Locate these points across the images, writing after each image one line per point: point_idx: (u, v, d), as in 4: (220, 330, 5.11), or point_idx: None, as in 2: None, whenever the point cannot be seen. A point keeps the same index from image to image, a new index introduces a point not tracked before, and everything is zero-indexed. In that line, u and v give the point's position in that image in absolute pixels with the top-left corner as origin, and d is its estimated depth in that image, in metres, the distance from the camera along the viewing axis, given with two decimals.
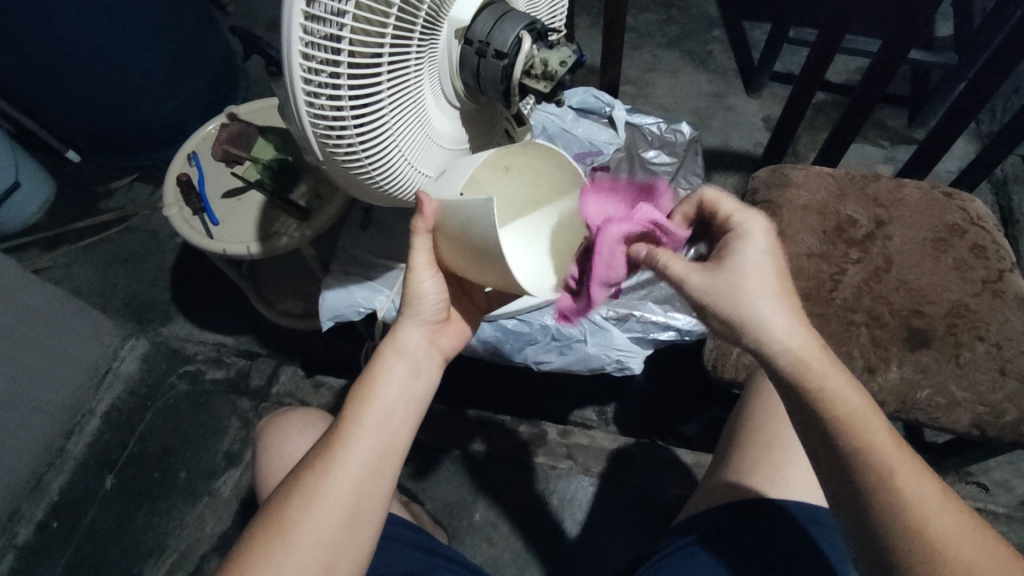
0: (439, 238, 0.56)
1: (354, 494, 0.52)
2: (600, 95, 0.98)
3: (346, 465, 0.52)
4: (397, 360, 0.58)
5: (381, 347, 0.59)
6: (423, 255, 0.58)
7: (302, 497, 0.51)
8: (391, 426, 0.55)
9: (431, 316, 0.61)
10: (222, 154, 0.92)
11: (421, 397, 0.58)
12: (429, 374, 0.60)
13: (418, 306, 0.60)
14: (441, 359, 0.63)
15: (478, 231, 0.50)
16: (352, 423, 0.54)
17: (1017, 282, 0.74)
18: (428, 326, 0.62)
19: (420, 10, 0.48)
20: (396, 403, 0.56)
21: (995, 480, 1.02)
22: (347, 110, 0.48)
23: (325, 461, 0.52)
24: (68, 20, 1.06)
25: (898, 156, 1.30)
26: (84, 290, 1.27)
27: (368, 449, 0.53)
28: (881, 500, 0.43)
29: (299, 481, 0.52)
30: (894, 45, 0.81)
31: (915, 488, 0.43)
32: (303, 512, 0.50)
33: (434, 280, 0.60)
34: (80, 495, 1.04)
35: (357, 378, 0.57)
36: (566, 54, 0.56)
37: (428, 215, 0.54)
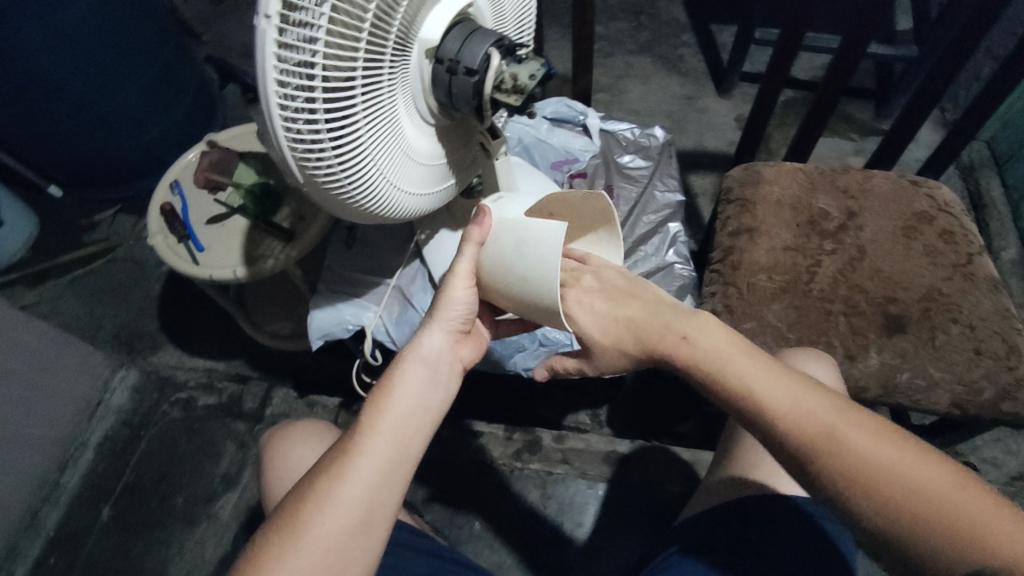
0: (486, 253, 0.60)
1: (367, 499, 0.50)
2: (573, 104, 1.00)
3: (360, 468, 0.50)
4: (417, 365, 0.56)
5: (401, 352, 0.57)
6: (465, 265, 0.59)
7: (316, 500, 0.49)
8: (406, 431, 0.53)
9: (456, 323, 0.60)
10: (204, 182, 0.93)
11: (437, 406, 0.56)
12: (447, 384, 0.58)
13: (448, 313, 0.59)
14: (460, 370, 0.61)
15: (528, 252, 0.57)
16: (368, 427, 0.52)
17: (985, 264, 0.77)
18: (452, 333, 0.60)
19: (390, 33, 0.50)
20: (414, 409, 0.54)
21: (982, 457, 1.05)
22: (323, 132, 0.49)
23: (339, 464, 0.51)
24: (43, 59, 1.07)
25: (868, 147, 1.34)
26: (72, 323, 1.27)
27: (384, 453, 0.51)
28: (855, 484, 0.44)
29: (313, 485, 0.50)
30: (853, 41, 0.84)
31: (875, 452, 0.44)
32: (318, 514, 0.49)
33: (467, 292, 0.60)
34: (78, 529, 1.03)
35: (376, 382, 0.56)
36: (535, 68, 0.57)
37: (485, 227, 0.59)
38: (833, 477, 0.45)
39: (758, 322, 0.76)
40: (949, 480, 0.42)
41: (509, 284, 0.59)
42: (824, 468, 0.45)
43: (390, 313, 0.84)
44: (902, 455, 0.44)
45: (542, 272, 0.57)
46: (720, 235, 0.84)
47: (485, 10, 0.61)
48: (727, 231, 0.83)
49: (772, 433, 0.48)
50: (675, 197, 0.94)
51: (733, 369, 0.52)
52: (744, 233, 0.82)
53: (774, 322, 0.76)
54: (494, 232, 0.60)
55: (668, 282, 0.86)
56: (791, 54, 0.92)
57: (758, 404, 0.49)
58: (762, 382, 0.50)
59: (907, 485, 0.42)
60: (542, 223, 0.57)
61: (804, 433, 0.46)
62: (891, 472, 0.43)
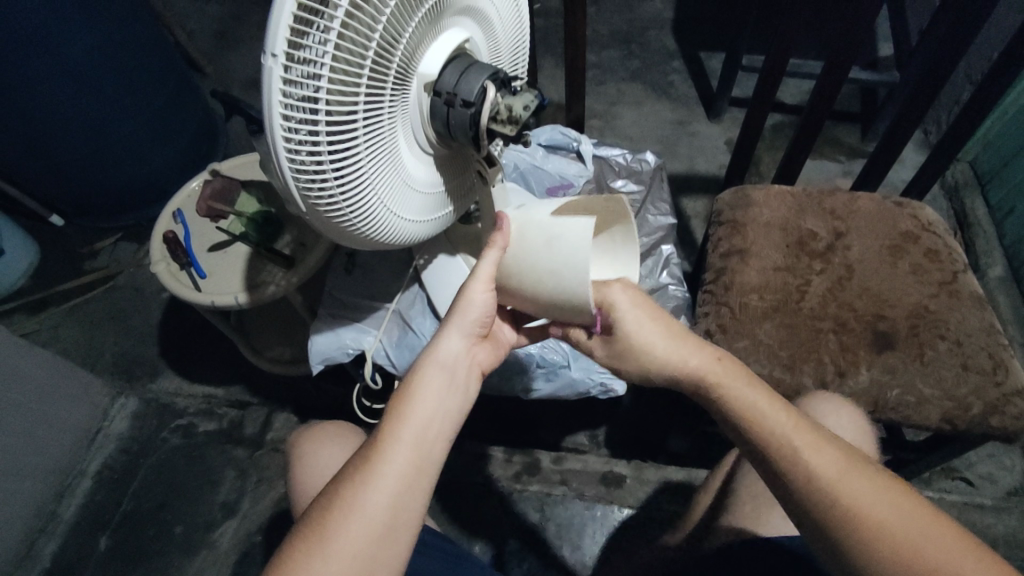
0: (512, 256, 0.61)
1: (391, 505, 0.51)
2: (566, 131, 1.02)
3: (385, 476, 0.51)
4: (437, 370, 0.57)
5: (422, 357, 0.58)
6: (485, 270, 0.60)
7: (341, 508, 0.50)
8: (428, 436, 0.54)
9: (474, 328, 0.61)
10: (206, 210, 0.94)
11: (456, 410, 0.56)
12: (465, 387, 0.58)
13: (463, 318, 0.60)
14: (478, 373, 0.61)
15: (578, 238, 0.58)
16: (390, 434, 0.53)
17: (969, 281, 0.79)
18: (468, 337, 0.61)
19: (391, 67, 0.52)
20: (435, 414, 0.55)
21: (978, 473, 1.05)
22: (326, 162, 0.51)
23: (363, 471, 0.51)
24: (48, 91, 1.10)
25: (855, 169, 1.37)
26: (71, 351, 1.27)
27: (406, 458, 0.52)
28: (835, 515, 0.47)
29: (338, 492, 0.51)
30: (835, 67, 0.87)
31: (861, 491, 0.47)
32: (343, 522, 0.49)
33: (485, 295, 0.61)
34: (75, 559, 1.02)
35: (398, 388, 0.56)
36: (529, 99, 0.60)
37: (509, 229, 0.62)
38: (815, 505, 0.48)
39: (752, 341, 0.77)
40: (925, 529, 0.45)
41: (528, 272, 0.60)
42: (811, 497, 0.48)
43: (389, 337, 0.86)
44: (888, 498, 0.47)
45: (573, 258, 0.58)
46: (711, 256, 0.86)
47: (480, 46, 0.63)
48: (718, 252, 0.85)
49: (767, 458, 0.51)
50: (668, 220, 0.96)
51: (741, 401, 0.54)
52: (735, 254, 0.84)
53: (767, 341, 0.77)
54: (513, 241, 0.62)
55: (662, 304, 0.88)
56: (776, 81, 0.95)
57: (770, 434, 0.51)
58: (768, 413, 0.53)
59: (886, 524, 0.46)
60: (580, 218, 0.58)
61: (794, 464, 0.50)
62: (873, 510, 0.46)
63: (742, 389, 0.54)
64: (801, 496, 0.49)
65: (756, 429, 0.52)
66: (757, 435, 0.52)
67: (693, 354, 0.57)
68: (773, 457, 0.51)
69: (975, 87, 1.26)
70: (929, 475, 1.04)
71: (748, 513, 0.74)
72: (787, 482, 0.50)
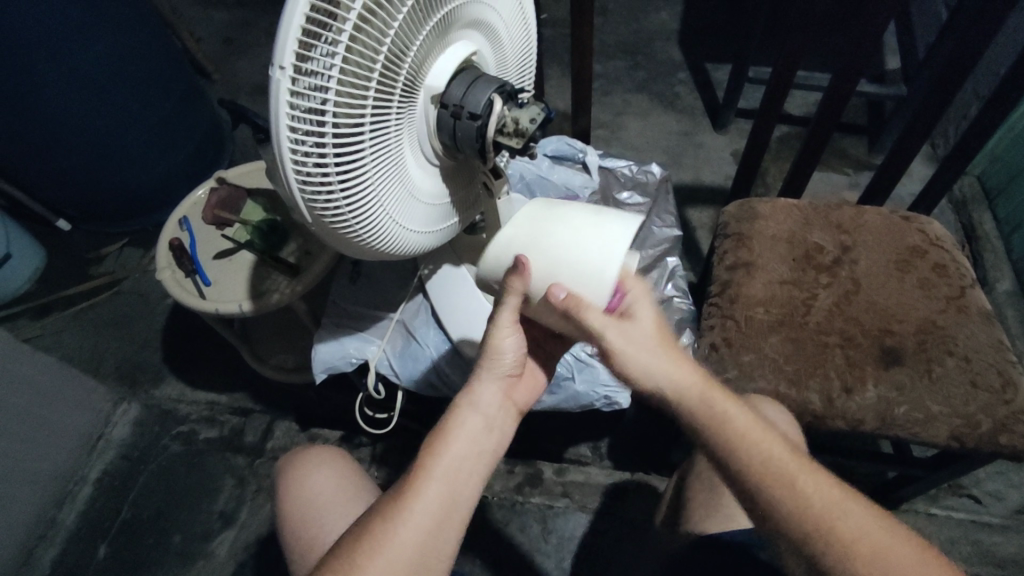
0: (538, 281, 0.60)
1: (420, 545, 0.51)
2: (572, 142, 1.02)
3: (415, 515, 0.52)
4: (471, 411, 0.58)
5: (457, 401, 0.59)
6: (509, 313, 0.59)
7: (369, 543, 0.51)
8: (460, 476, 0.54)
9: (507, 369, 0.61)
10: (211, 218, 0.95)
11: (491, 451, 0.57)
12: (501, 430, 0.59)
13: (497, 362, 0.60)
14: (515, 414, 0.61)
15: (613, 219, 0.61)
16: (423, 471, 0.54)
17: (978, 297, 0.79)
18: (503, 379, 0.61)
19: (398, 79, 0.52)
20: (467, 454, 0.56)
21: (986, 491, 1.04)
22: (332, 174, 0.51)
23: (394, 507, 0.52)
24: (57, 98, 1.11)
25: (861, 182, 1.37)
26: (75, 356, 1.27)
27: (437, 497, 0.53)
28: (813, 531, 0.50)
29: (368, 526, 0.52)
30: (842, 81, 0.87)
31: (839, 509, 0.50)
32: (370, 558, 0.50)
33: (514, 337, 0.59)
34: (74, 566, 1.02)
35: (433, 428, 0.58)
36: (536, 112, 0.60)
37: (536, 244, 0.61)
38: (796, 522, 0.51)
39: (757, 354, 0.77)
40: (900, 548, 0.49)
41: (542, 243, 0.60)
42: (793, 514, 0.51)
43: (393, 347, 0.85)
44: (863, 516, 0.50)
45: (601, 232, 0.59)
46: (717, 268, 0.86)
47: (488, 59, 0.64)
48: (724, 265, 0.85)
49: (751, 476, 0.53)
50: (673, 232, 0.96)
51: (727, 420, 0.55)
52: (741, 267, 0.83)
53: (773, 355, 0.77)
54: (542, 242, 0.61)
55: (667, 316, 0.88)
56: (783, 93, 0.95)
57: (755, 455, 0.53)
58: (754, 432, 0.55)
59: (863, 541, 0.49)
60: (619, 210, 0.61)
61: (777, 481, 0.52)
62: (851, 530, 0.49)
63: (732, 409, 0.56)
64: (782, 512, 0.51)
65: (740, 446, 0.54)
66: (741, 454, 0.54)
67: (686, 371, 0.57)
68: (755, 475, 0.53)
69: (983, 101, 1.26)
70: (935, 491, 1.03)
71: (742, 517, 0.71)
72: (768, 499, 0.52)
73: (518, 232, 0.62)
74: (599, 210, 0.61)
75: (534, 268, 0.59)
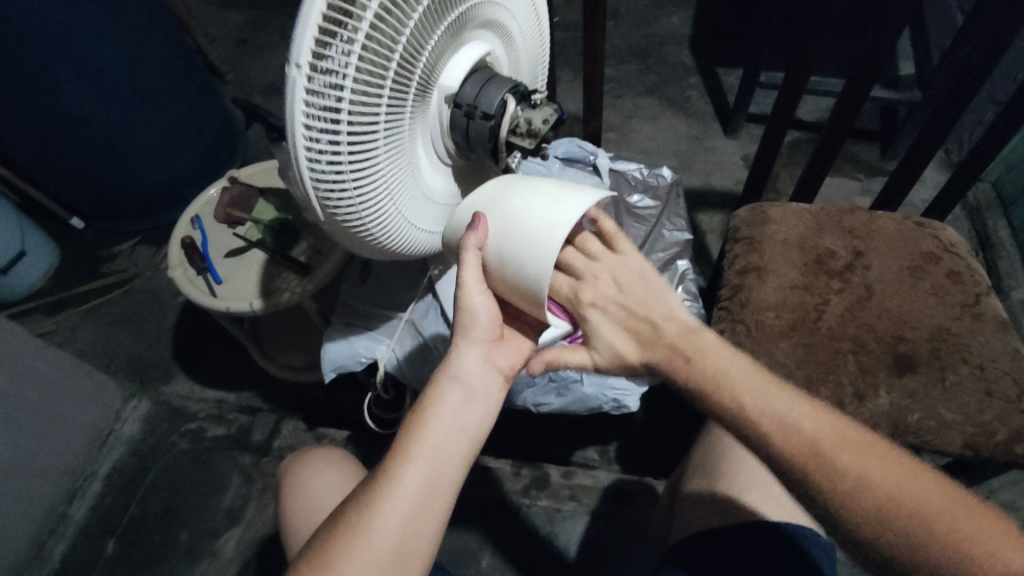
0: (490, 253, 0.58)
1: (398, 530, 0.51)
2: (583, 144, 1.02)
3: (395, 498, 0.51)
4: (452, 387, 0.57)
5: (437, 376, 0.58)
6: (473, 272, 0.59)
7: (347, 529, 0.51)
8: (440, 456, 0.54)
9: (483, 333, 0.60)
10: (223, 217, 0.95)
11: (474, 426, 0.56)
12: (485, 401, 0.58)
13: (471, 326, 0.60)
14: (501, 380, 0.60)
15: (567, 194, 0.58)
16: (401, 454, 0.53)
17: (993, 304, 0.78)
18: (483, 345, 0.60)
19: (413, 79, 0.52)
20: (449, 433, 0.55)
21: (999, 501, 1.03)
22: (345, 171, 0.51)
23: (370, 494, 0.52)
24: (74, 96, 1.12)
25: (874, 187, 1.36)
26: (87, 353, 1.28)
27: (417, 478, 0.52)
28: (858, 501, 0.47)
29: (346, 515, 0.52)
30: (857, 85, 0.86)
31: (868, 468, 0.47)
32: (349, 545, 0.50)
33: (484, 297, 0.60)
34: (82, 562, 1.03)
35: (415, 406, 0.57)
36: (549, 113, 0.61)
37: (484, 231, 0.58)
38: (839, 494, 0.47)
39: (768, 359, 0.76)
40: (941, 495, 0.46)
41: (503, 203, 0.59)
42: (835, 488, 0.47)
43: (401, 346, 0.85)
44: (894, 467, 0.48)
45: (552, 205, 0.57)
46: (728, 273, 0.85)
47: (501, 60, 0.64)
48: (735, 270, 0.84)
49: (786, 455, 0.50)
50: (684, 235, 0.95)
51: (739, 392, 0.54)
52: (752, 271, 0.83)
53: (784, 360, 0.76)
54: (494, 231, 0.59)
55: None
56: (796, 98, 0.95)
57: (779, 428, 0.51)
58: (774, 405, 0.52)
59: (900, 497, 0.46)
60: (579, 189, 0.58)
61: (810, 453, 0.49)
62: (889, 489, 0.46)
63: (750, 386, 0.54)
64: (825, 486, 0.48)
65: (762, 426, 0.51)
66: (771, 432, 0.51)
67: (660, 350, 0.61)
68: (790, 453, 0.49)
69: (999, 108, 1.25)
70: None
71: None
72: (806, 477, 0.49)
73: (483, 194, 0.62)
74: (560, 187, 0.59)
75: (490, 225, 0.58)
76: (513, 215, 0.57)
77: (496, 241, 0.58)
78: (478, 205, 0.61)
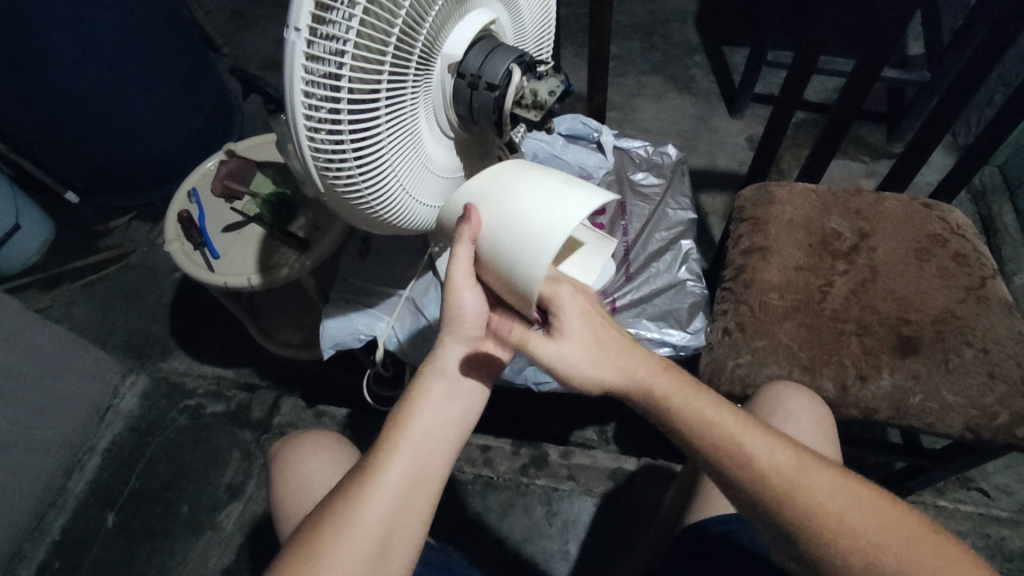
0: (483, 249, 0.56)
1: (384, 522, 0.51)
2: (587, 121, 1.00)
3: (378, 491, 0.51)
4: (434, 381, 0.57)
5: (421, 369, 0.58)
6: (463, 265, 0.56)
7: (332, 523, 0.50)
8: (425, 448, 0.54)
9: (469, 332, 0.59)
10: (221, 190, 0.94)
11: (457, 420, 0.56)
12: (467, 398, 0.58)
13: (458, 323, 0.58)
14: (484, 378, 0.60)
15: (570, 194, 0.54)
16: (385, 447, 0.53)
17: (998, 287, 0.77)
18: (468, 344, 0.59)
19: (415, 47, 0.51)
20: (431, 427, 0.55)
21: (994, 485, 1.04)
22: (346, 142, 0.50)
23: (356, 488, 0.52)
24: (65, 67, 1.09)
25: (879, 170, 1.34)
26: (84, 328, 1.27)
27: (401, 472, 0.52)
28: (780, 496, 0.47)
29: (329, 509, 0.51)
30: (867, 63, 0.84)
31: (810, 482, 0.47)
32: (334, 540, 0.49)
33: (473, 291, 0.58)
34: (81, 535, 1.03)
35: (396, 404, 0.57)
36: (555, 84, 0.59)
37: (475, 224, 0.56)
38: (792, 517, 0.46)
39: (770, 340, 0.76)
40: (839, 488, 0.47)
41: (499, 195, 0.56)
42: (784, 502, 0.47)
43: (402, 324, 0.84)
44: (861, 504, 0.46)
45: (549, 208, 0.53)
46: (732, 253, 0.84)
47: (506, 29, 0.62)
48: (740, 250, 0.83)
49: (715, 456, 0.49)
50: (688, 215, 0.94)
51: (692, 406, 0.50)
52: (757, 251, 0.82)
53: (787, 341, 0.76)
54: (486, 225, 0.56)
55: (680, 300, 0.86)
56: (805, 77, 0.93)
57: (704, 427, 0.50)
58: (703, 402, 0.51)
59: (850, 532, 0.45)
60: (587, 188, 0.56)
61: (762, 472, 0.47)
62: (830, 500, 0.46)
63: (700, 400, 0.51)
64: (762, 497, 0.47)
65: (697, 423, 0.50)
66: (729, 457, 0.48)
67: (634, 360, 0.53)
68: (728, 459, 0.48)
69: (1009, 90, 1.24)
70: (944, 484, 1.03)
71: None
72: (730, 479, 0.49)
73: (483, 181, 0.59)
74: (569, 183, 0.56)
75: (483, 217, 0.56)
76: (511, 205, 0.55)
77: (489, 232, 0.55)
78: (473, 196, 0.58)
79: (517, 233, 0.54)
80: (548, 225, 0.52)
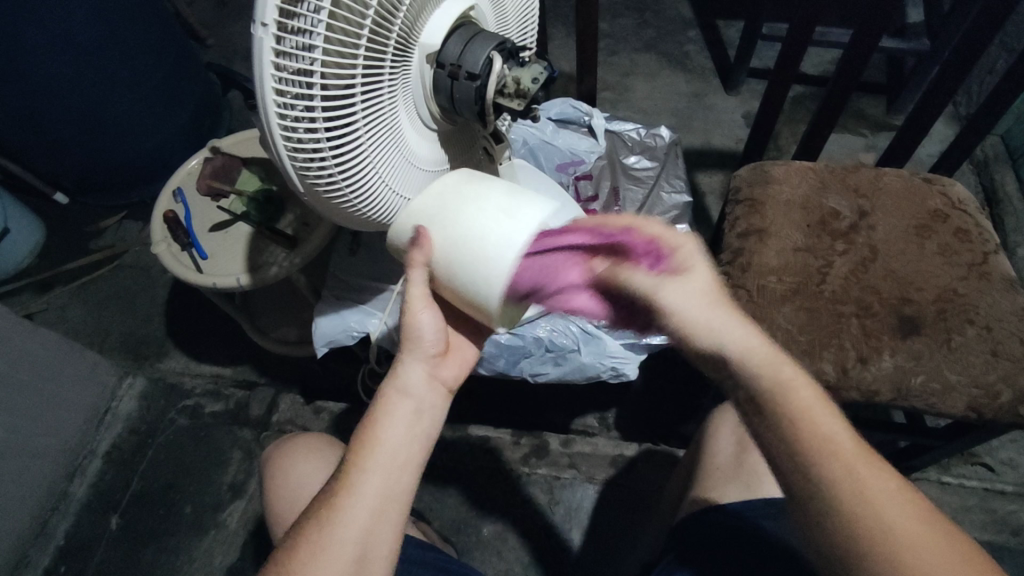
0: (437, 272, 0.56)
1: (360, 541, 0.50)
2: (578, 105, 0.98)
3: (352, 511, 0.50)
4: (400, 399, 0.57)
5: (384, 387, 0.58)
6: (418, 289, 0.57)
7: (308, 549, 0.49)
8: (397, 463, 0.53)
9: (429, 350, 0.59)
10: (207, 189, 0.93)
11: (427, 434, 0.56)
12: (434, 411, 0.58)
13: (416, 343, 0.59)
14: (446, 393, 0.60)
15: (520, 207, 0.54)
16: (356, 467, 0.52)
17: (1002, 263, 0.75)
18: (427, 361, 0.60)
19: (391, 36, 0.49)
20: (402, 442, 0.54)
21: (998, 459, 1.03)
22: (324, 141, 0.48)
23: (328, 509, 0.51)
24: (43, 67, 1.07)
25: (879, 143, 1.32)
26: (79, 331, 1.27)
27: (374, 492, 0.51)
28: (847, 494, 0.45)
29: (303, 532, 0.51)
30: (864, 35, 0.81)
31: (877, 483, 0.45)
32: (312, 563, 0.49)
33: (429, 313, 0.59)
34: (86, 538, 1.03)
35: (363, 422, 0.56)
36: (538, 71, 0.57)
37: (427, 250, 0.55)
38: (849, 509, 0.44)
39: (769, 324, 0.74)
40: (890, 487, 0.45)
41: (447, 214, 0.55)
42: (852, 497, 0.44)
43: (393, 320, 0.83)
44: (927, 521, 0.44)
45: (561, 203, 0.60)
46: (729, 236, 0.82)
47: (487, 15, 0.60)
48: (736, 233, 0.81)
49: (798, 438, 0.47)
50: (682, 197, 0.92)
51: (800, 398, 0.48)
52: (753, 234, 0.80)
53: (786, 325, 0.74)
54: (437, 249, 0.55)
55: None
56: (800, 51, 0.90)
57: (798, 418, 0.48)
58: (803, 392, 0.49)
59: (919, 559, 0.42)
60: (531, 198, 0.55)
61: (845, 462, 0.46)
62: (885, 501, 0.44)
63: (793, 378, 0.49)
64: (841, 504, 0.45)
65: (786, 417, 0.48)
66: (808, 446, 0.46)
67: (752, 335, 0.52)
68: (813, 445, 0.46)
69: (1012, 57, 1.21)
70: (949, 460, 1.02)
71: (730, 477, 0.70)
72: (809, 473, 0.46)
73: (430, 196, 0.58)
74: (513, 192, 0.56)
75: (434, 241, 0.56)
76: (461, 226, 0.54)
77: (442, 256, 0.55)
78: (422, 215, 0.57)
79: (472, 253, 0.53)
80: (500, 248, 0.52)
